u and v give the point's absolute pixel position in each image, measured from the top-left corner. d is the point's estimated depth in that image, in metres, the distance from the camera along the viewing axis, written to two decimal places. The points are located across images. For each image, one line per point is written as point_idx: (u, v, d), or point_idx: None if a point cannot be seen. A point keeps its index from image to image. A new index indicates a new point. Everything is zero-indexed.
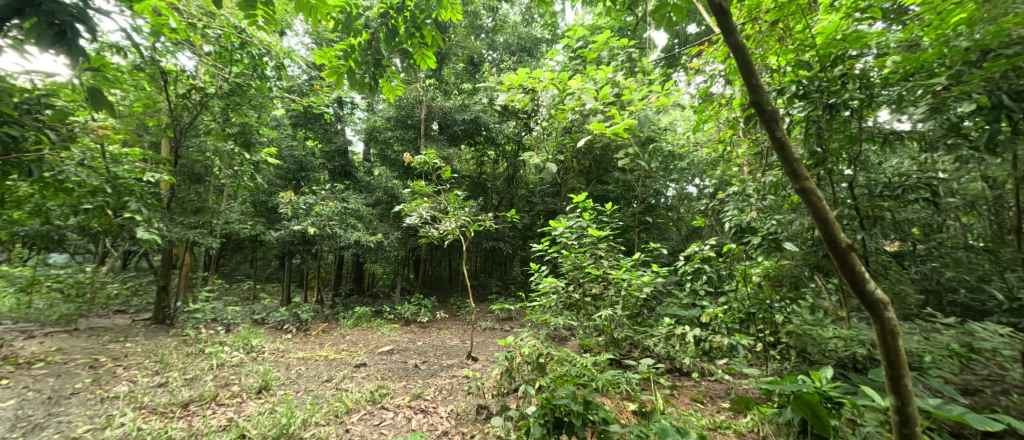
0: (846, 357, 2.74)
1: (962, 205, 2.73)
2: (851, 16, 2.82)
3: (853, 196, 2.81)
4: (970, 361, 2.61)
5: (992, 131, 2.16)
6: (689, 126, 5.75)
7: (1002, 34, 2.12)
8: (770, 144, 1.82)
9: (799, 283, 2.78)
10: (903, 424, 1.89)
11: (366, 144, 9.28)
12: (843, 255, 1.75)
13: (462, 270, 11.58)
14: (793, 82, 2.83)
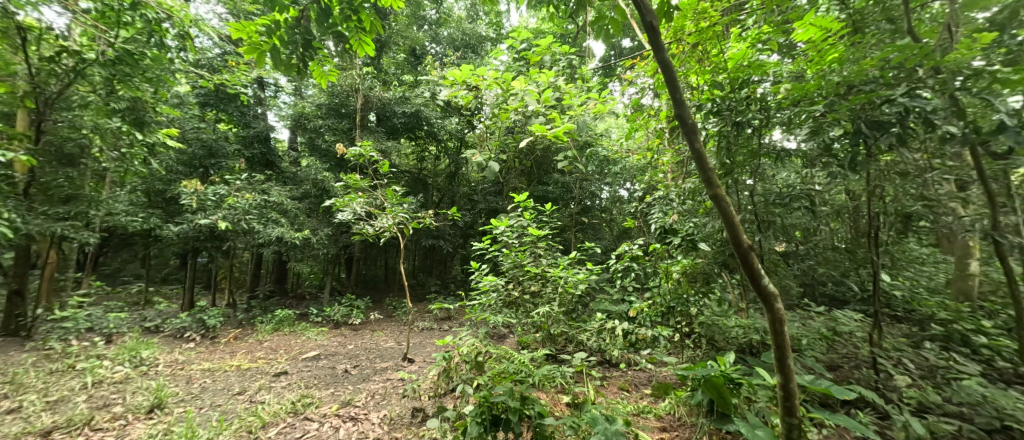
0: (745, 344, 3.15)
1: (832, 213, 3.08)
2: (753, 47, 3.23)
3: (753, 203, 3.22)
4: (834, 342, 3.15)
5: (854, 152, 2.64)
6: (624, 134, 6.15)
7: (863, 73, 2.61)
8: (690, 153, 2.04)
9: (710, 279, 3.15)
10: (785, 397, 2.26)
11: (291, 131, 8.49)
12: (744, 254, 2.04)
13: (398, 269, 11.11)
14: (709, 100, 3.18)
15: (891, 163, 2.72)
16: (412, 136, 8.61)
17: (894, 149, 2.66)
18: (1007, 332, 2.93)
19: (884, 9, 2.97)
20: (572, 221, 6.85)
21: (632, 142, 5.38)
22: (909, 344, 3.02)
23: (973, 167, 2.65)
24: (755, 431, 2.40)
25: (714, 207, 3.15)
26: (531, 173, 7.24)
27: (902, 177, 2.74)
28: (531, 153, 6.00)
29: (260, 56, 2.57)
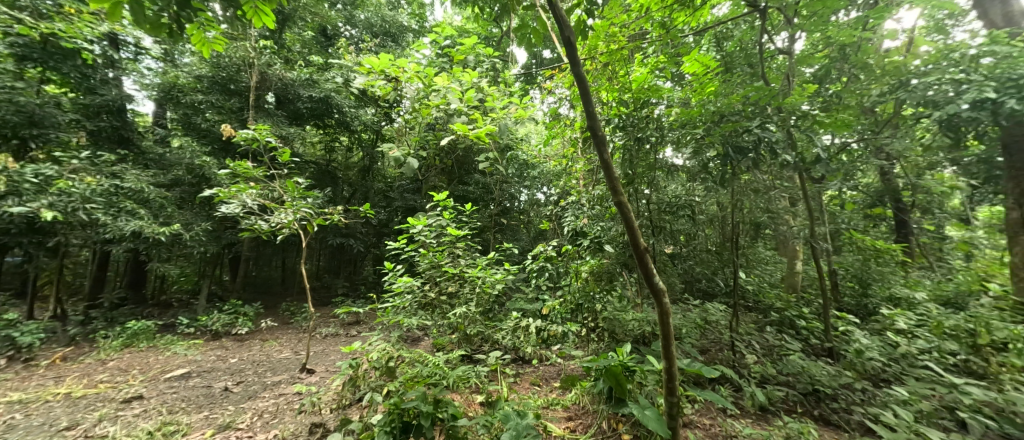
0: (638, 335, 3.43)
1: (706, 221, 3.59)
2: (652, 73, 3.65)
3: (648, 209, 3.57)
4: (706, 330, 3.71)
5: (722, 172, 3.17)
6: (542, 140, 6.38)
7: (732, 106, 3.18)
8: (598, 161, 2.27)
9: (613, 277, 3.44)
10: (669, 379, 2.63)
11: (159, 105, 7.04)
12: (640, 255, 2.31)
13: (296, 271, 9.98)
14: (616, 115, 3.44)
15: (747, 182, 3.30)
16: (320, 124, 7.77)
17: (751, 170, 3.24)
18: (819, 316, 3.79)
19: (748, 56, 3.61)
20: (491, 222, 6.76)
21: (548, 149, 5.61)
22: (756, 329, 3.71)
23: (801, 188, 3.40)
24: (645, 411, 2.67)
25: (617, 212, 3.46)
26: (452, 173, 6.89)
27: (755, 193, 3.31)
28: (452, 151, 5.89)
29: (114, 8, 1.87)
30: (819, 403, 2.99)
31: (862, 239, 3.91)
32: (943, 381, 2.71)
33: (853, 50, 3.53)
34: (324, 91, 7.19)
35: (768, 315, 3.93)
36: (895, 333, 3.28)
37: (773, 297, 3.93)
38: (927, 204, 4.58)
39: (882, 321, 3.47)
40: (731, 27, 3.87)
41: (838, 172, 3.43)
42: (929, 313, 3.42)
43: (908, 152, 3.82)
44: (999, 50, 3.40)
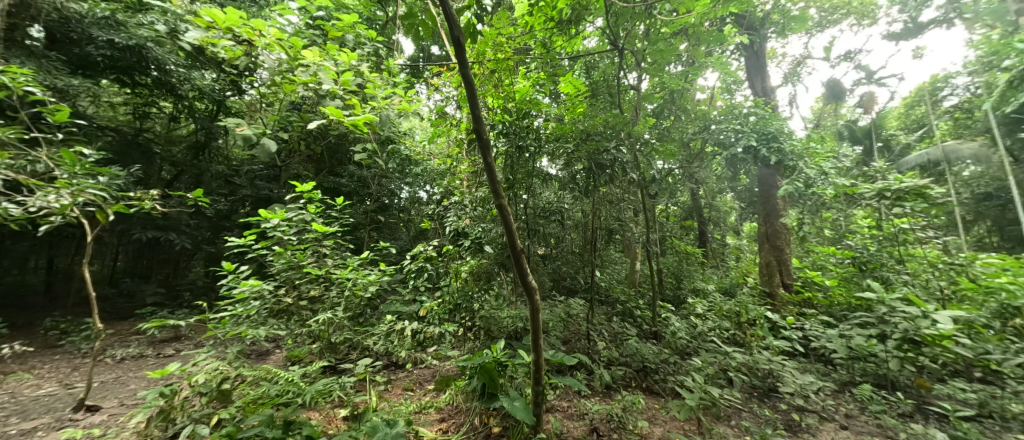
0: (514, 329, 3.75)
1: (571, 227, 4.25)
2: (533, 87, 3.97)
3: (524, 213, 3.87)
4: (568, 324, 4.18)
5: (586, 183, 3.68)
6: (426, 136, 6.15)
7: (593, 128, 3.66)
8: (483, 166, 2.40)
9: (490, 276, 3.73)
10: (536, 369, 2.87)
11: None
12: (517, 255, 2.50)
13: (72, 275, 7.38)
14: (499, 122, 3.63)
15: (604, 194, 3.82)
16: (128, 81, 5.16)
17: (607, 183, 3.76)
18: (650, 306, 4.67)
19: (610, 86, 4.08)
20: (365, 219, 5.94)
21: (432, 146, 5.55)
22: (606, 319, 4.37)
23: (641, 201, 4.15)
24: (515, 402, 2.89)
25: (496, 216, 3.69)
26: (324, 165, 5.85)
27: (610, 203, 3.91)
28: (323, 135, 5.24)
29: None
30: (646, 377, 3.70)
31: (676, 244, 5.08)
32: (720, 351, 3.65)
33: (677, 97, 4.57)
34: (135, 38, 4.89)
35: (615, 307, 4.67)
36: (695, 317, 4.27)
37: (618, 291, 4.79)
38: (718, 218, 6.10)
39: (688, 308, 4.49)
40: (598, 59, 4.47)
41: (665, 191, 4.32)
42: (716, 300, 4.56)
43: (707, 179, 5.25)
44: (758, 113, 4.87)
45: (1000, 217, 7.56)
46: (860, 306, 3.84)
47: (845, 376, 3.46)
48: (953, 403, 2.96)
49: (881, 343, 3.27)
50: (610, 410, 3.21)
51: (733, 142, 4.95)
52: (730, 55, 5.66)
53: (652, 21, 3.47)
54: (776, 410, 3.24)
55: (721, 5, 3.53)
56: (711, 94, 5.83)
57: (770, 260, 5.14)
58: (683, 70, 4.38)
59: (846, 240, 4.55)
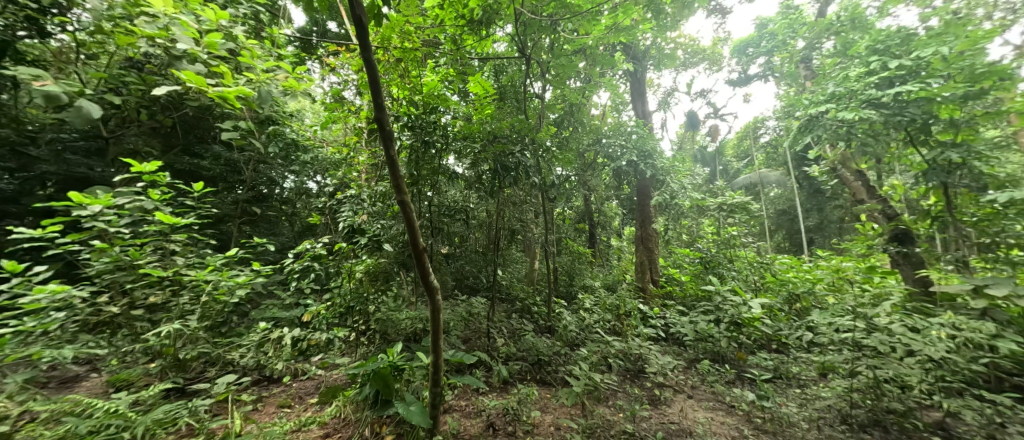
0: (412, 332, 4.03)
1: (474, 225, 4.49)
2: (442, 83, 4.05)
3: (428, 212, 3.99)
4: (470, 323, 4.34)
5: (492, 184, 3.78)
6: (318, 121, 5.58)
7: (498, 130, 3.81)
8: (385, 158, 2.28)
9: (388, 276, 4.10)
10: (435, 372, 2.81)
11: None
12: (419, 255, 2.43)
13: None
14: (404, 114, 3.61)
15: (508, 195, 4.02)
16: None
17: (511, 185, 3.95)
18: (546, 303, 4.97)
19: (516, 92, 4.31)
20: (235, 211, 4.89)
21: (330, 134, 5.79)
22: (506, 316, 4.58)
23: (541, 204, 4.45)
24: (410, 407, 2.77)
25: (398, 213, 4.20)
26: (172, 138, 4.52)
27: (513, 204, 4.19)
28: (180, 105, 4.33)
29: None
30: (540, 369, 3.96)
31: (568, 245, 5.59)
32: (602, 340, 4.09)
33: (576, 110, 5.05)
34: None
35: (514, 304, 4.91)
36: (584, 310, 4.73)
37: (518, 289, 5.06)
38: (604, 222, 6.70)
39: (579, 302, 4.95)
40: (507, 65, 4.62)
41: (562, 195, 4.70)
42: (601, 295, 5.11)
43: (597, 187, 5.75)
44: (639, 132, 5.63)
45: (790, 227, 10.17)
46: (705, 296, 4.76)
47: (694, 354, 4.23)
48: (759, 369, 3.84)
49: (717, 325, 4.10)
50: (506, 404, 3.32)
51: (618, 156, 5.65)
52: (619, 79, 6.45)
53: (556, 35, 3.84)
54: (643, 388, 3.78)
55: (614, 33, 4.09)
56: (602, 111, 6.55)
57: (643, 258, 5.82)
58: (581, 87, 4.85)
59: (697, 244, 5.59)
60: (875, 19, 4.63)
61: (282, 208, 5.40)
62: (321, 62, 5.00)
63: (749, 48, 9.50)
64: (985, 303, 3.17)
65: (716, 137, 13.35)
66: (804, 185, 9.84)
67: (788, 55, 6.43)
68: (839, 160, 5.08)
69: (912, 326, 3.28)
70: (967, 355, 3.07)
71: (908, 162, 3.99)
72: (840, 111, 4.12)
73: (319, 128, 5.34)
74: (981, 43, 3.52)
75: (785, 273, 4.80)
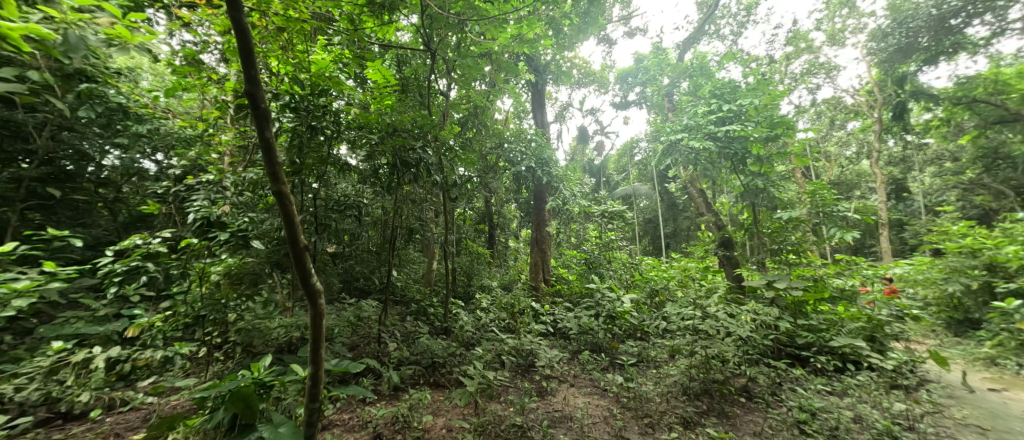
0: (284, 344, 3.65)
1: (368, 223, 4.34)
2: (335, 65, 3.90)
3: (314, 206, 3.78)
4: (357, 327, 4.20)
5: (390, 180, 3.81)
6: (164, 88, 4.61)
7: (399, 124, 3.75)
8: (257, 140, 2.01)
9: (257, 280, 3.51)
10: (313, 386, 2.51)
11: None
12: (299, 253, 2.20)
13: None
14: (286, 93, 3.31)
15: (408, 192, 3.99)
16: None
17: (411, 182, 3.92)
18: (441, 303, 5.04)
19: (420, 86, 4.25)
20: (14, 190, 3.59)
21: (182, 106, 4.83)
22: (398, 320, 4.47)
23: (442, 204, 4.44)
24: (279, 429, 2.41)
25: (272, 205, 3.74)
26: None
27: (412, 202, 4.09)
28: None
29: None
30: (434, 372, 3.96)
31: (468, 246, 5.70)
32: (497, 338, 4.24)
33: (480, 112, 5.17)
34: None
35: (410, 306, 4.87)
36: (481, 310, 4.87)
37: (414, 291, 5.04)
38: (502, 224, 6.85)
39: (476, 303, 5.07)
40: (410, 56, 4.57)
41: (464, 196, 4.74)
42: (497, 295, 5.30)
43: (498, 189, 5.94)
44: (538, 140, 6.05)
45: (654, 233, 12.52)
46: (587, 293, 5.36)
47: (576, 346, 4.68)
48: (628, 355, 4.36)
49: (597, 319, 4.70)
50: (395, 411, 3.16)
51: (518, 161, 5.95)
52: (521, 88, 6.75)
53: (462, 35, 3.83)
54: (533, 381, 4.02)
55: (517, 43, 4.36)
56: (505, 116, 6.80)
57: (538, 260, 6.03)
58: (486, 90, 4.97)
59: (583, 246, 6.29)
60: (714, 70, 5.87)
61: (97, 191, 4.10)
62: (169, 14, 4.20)
63: (630, 78, 10.87)
64: (773, 294, 4.26)
65: (601, 151, 14.92)
66: (664, 199, 12.22)
67: (657, 88, 7.66)
68: (689, 180, 6.24)
69: (730, 313, 4.23)
70: (762, 333, 4.06)
71: (731, 185, 5.14)
72: (690, 140, 5.06)
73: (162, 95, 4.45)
74: (776, 101, 4.80)
75: (648, 273, 5.71)
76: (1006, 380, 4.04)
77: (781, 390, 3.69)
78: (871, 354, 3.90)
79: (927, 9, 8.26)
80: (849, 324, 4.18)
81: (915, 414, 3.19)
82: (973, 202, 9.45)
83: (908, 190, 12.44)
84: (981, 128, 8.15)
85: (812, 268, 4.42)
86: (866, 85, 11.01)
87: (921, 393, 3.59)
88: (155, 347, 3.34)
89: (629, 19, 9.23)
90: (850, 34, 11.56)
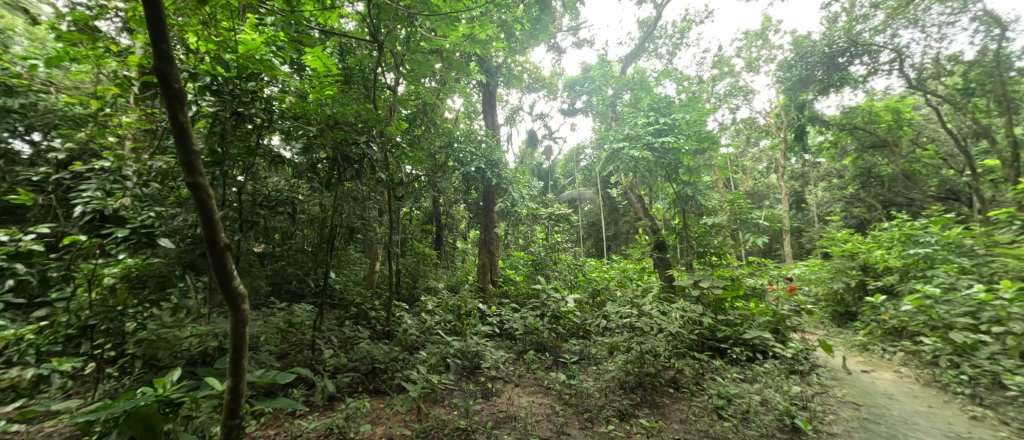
0: (198, 355, 3.24)
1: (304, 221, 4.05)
2: (267, 48, 3.58)
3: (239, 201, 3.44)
4: (288, 333, 3.88)
5: (329, 175, 3.53)
6: (48, 57, 3.93)
7: (342, 117, 3.55)
8: (169, 124, 1.84)
9: (165, 283, 3.05)
10: (233, 399, 2.26)
11: None
12: (219, 252, 2.00)
13: None
14: (207, 74, 2.93)
15: (349, 190, 3.87)
16: None
17: (353, 179, 3.72)
18: (385, 307, 4.93)
19: (365, 78, 4.05)
20: None
21: (68, 80, 4.09)
22: (335, 325, 4.23)
23: (387, 203, 4.27)
24: None
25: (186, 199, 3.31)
26: None
27: (354, 200, 3.94)
28: None
29: None
30: (374, 378, 3.79)
31: (414, 247, 5.57)
32: (442, 341, 4.17)
33: (429, 110, 5.06)
34: None
35: (349, 310, 4.64)
36: (426, 313, 4.77)
37: (354, 294, 4.88)
38: (451, 224, 6.76)
39: (421, 305, 4.96)
40: (354, 45, 4.34)
41: (411, 195, 4.60)
42: (444, 297, 5.23)
43: (446, 189, 5.85)
44: (488, 141, 6.05)
45: (597, 235, 13.21)
46: (533, 293, 5.49)
47: (521, 347, 4.76)
48: (571, 353, 4.53)
49: (542, 319, 4.82)
50: (329, 422, 2.96)
51: (468, 161, 5.89)
52: (472, 88, 6.72)
53: (412, 29, 3.77)
54: (478, 383, 4.00)
55: (468, 43, 4.31)
56: (455, 116, 6.73)
57: (486, 261, 6.15)
58: (436, 88, 4.87)
59: (530, 248, 6.43)
60: (652, 85, 6.31)
61: None
62: None
63: (577, 86, 11.30)
64: (698, 292, 4.69)
65: (549, 156, 15.30)
66: (606, 203, 12.91)
67: (602, 98, 8.06)
68: (629, 186, 6.64)
69: (662, 311, 4.58)
70: (689, 328, 4.43)
71: (666, 192, 5.55)
72: (630, 149, 5.40)
73: (42, 65, 3.78)
74: (704, 117, 5.30)
75: (591, 274, 6.02)
76: (874, 362, 4.85)
77: (703, 379, 4.06)
78: (775, 344, 4.44)
79: (821, 47, 9.62)
80: (759, 318, 4.70)
81: (808, 396, 3.70)
82: (853, 212, 11.16)
83: (805, 201, 14.41)
84: (859, 151, 9.94)
85: (730, 268, 4.90)
86: (775, 108, 12.56)
87: (812, 376, 4.17)
88: (24, 363, 2.79)
89: (578, 30, 9.63)
90: (764, 63, 13.12)
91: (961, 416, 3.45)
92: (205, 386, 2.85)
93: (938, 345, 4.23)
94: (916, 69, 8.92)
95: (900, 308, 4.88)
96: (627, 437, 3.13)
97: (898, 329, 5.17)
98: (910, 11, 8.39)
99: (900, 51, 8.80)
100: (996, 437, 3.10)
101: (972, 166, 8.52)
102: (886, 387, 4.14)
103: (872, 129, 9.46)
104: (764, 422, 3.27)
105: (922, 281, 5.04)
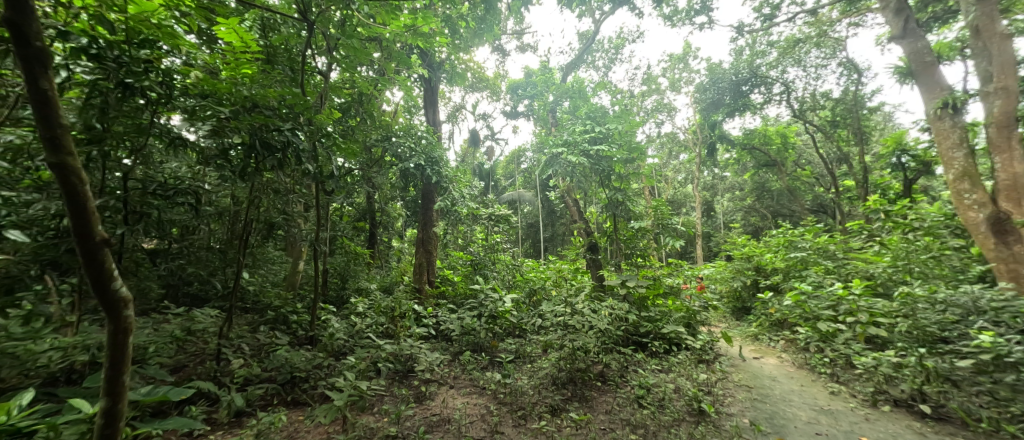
0: (61, 373, 2.66)
1: (210, 214, 3.57)
2: (168, 12, 3.08)
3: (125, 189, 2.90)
4: (185, 343, 3.39)
5: (244, 163, 3.13)
6: None
7: (263, 99, 3.18)
8: (28, 89, 1.48)
9: (14, 284, 2.46)
10: (106, 425, 1.88)
11: None
12: (94, 248, 1.65)
13: None
14: (83, 34, 2.43)
15: (267, 181, 3.48)
16: None
17: (274, 168, 3.36)
18: (308, 310, 4.55)
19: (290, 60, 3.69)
20: None
21: None
22: (245, 332, 3.78)
23: (312, 196, 3.92)
24: None
25: (47, 183, 2.69)
26: None
27: (273, 192, 3.56)
28: None
29: None
30: (292, 388, 3.46)
31: (343, 246, 5.22)
32: (371, 345, 3.93)
33: (365, 100, 4.81)
34: None
35: (264, 314, 4.19)
36: (354, 315, 4.49)
37: (271, 296, 4.43)
38: (386, 223, 6.46)
39: (350, 309, 4.65)
40: (278, 21, 3.92)
41: (341, 189, 4.28)
42: (376, 299, 4.99)
43: (381, 185, 5.57)
44: (428, 138, 5.87)
45: (535, 236, 13.76)
46: (471, 294, 5.46)
47: (456, 347, 4.70)
48: (506, 352, 4.58)
49: (479, 319, 4.83)
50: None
51: (407, 157, 5.65)
52: (414, 82, 6.49)
53: (348, 12, 3.42)
54: (410, 387, 3.85)
55: (411, 34, 4.13)
56: (394, 109, 6.44)
57: (422, 261, 5.99)
58: (374, 78, 4.62)
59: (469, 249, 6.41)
60: (589, 96, 6.63)
61: None
62: None
63: (519, 90, 11.40)
64: (625, 291, 5.04)
65: (491, 157, 15.28)
66: (545, 206, 13.32)
67: (543, 103, 8.30)
68: (565, 190, 6.91)
69: (593, 309, 4.84)
70: (617, 324, 4.71)
71: (599, 197, 5.89)
72: (568, 154, 5.61)
73: None
74: (634, 128, 5.71)
75: (528, 274, 6.21)
76: (762, 350, 5.63)
77: (627, 372, 4.33)
78: (687, 337, 4.91)
79: (730, 76, 10.93)
80: (675, 314, 5.21)
81: (712, 382, 4.17)
82: (750, 220, 13.32)
83: (713, 209, 16.29)
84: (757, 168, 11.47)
85: (653, 269, 5.33)
86: (693, 126, 14.09)
87: (715, 364, 4.71)
88: None
89: (521, 34, 9.78)
90: (684, 85, 14.58)
91: (824, 392, 4.14)
92: (65, 409, 2.20)
93: (809, 334, 5.05)
94: (799, 101, 10.51)
95: (783, 302, 5.72)
96: (559, 431, 3.22)
97: (780, 321, 6.07)
98: (797, 52, 9.88)
99: (788, 85, 10.34)
100: (848, 407, 3.78)
101: (836, 185, 10.32)
102: (771, 371, 4.82)
103: (766, 151, 11.00)
104: (676, 408, 3.59)
105: (799, 280, 6.01)
